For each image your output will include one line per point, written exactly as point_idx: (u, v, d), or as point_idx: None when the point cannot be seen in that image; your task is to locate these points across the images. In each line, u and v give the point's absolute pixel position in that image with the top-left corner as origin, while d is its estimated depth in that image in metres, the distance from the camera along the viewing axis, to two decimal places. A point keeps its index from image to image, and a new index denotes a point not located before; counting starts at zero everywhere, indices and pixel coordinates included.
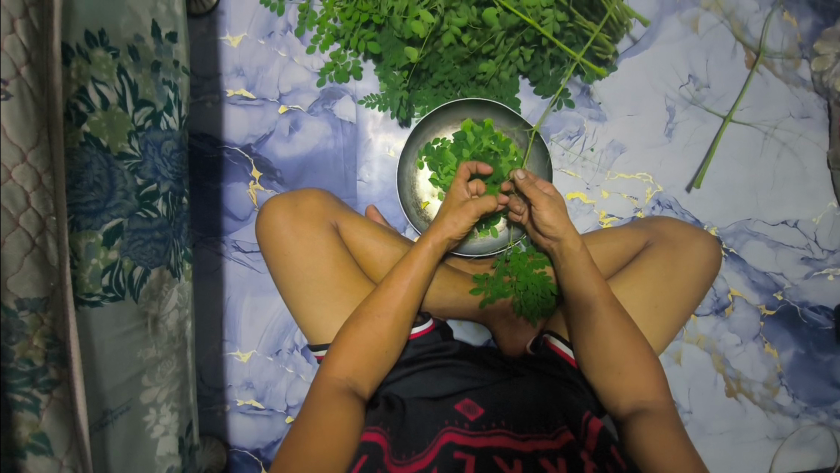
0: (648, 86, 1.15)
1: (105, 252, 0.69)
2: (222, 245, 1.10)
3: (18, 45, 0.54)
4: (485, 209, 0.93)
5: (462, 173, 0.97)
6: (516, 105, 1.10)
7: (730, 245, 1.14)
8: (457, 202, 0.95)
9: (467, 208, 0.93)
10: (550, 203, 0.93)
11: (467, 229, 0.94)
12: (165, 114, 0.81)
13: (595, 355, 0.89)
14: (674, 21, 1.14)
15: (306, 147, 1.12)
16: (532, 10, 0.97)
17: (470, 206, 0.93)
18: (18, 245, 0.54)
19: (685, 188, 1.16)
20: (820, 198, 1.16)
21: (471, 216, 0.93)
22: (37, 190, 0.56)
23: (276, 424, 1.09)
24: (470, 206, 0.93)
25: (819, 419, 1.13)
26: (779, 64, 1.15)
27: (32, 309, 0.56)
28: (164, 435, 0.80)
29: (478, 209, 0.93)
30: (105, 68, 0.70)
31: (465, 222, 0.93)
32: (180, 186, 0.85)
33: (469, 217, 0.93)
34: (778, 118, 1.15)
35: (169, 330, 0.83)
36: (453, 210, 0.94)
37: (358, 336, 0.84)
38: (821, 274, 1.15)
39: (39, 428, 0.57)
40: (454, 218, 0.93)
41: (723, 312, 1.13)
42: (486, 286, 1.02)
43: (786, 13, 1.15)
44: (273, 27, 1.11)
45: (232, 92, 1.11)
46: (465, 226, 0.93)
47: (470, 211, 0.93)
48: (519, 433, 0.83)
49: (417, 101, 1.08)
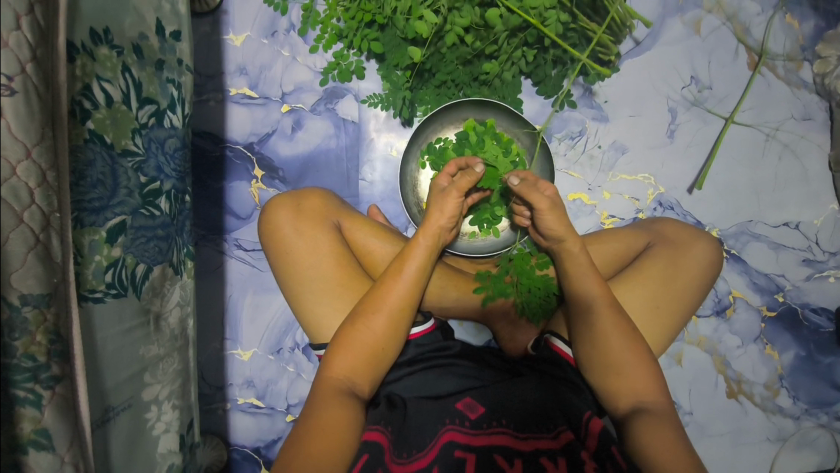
0: (650, 88, 1.15)
1: (108, 249, 0.70)
2: (224, 243, 1.10)
3: (23, 42, 0.54)
4: (467, 186, 0.92)
5: (448, 169, 0.97)
6: (518, 105, 1.10)
7: (731, 247, 1.14)
8: (438, 190, 0.96)
9: (449, 192, 0.93)
10: (550, 207, 0.92)
11: (453, 215, 0.94)
12: (168, 112, 0.81)
13: (595, 354, 0.89)
14: (676, 23, 1.14)
15: (308, 146, 1.12)
16: (534, 10, 0.97)
17: (451, 190, 0.93)
18: (21, 241, 0.55)
19: (686, 189, 1.16)
20: (822, 200, 1.15)
21: (455, 199, 0.93)
22: (41, 186, 0.56)
23: (277, 422, 1.09)
24: (451, 190, 0.93)
25: (820, 422, 1.13)
26: (781, 66, 1.15)
27: (35, 305, 0.56)
28: (165, 432, 0.80)
29: (460, 190, 0.93)
30: (110, 66, 0.70)
31: (451, 206, 0.93)
32: (183, 185, 0.85)
33: (454, 201, 0.93)
34: (780, 120, 1.15)
35: (171, 327, 0.83)
36: (437, 199, 0.94)
37: (355, 336, 0.84)
38: (823, 276, 1.15)
39: (41, 424, 0.57)
40: (441, 206, 0.93)
41: (724, 314, 1.13)
42: (488, 285, 1.03)
43: (788, 15, 1.15)
44: (276, 27, 1.12)
45: (235, 91, 1.11)
46: (451, 212, 0.93)
47: (453, 194, 0.93)
48: (519, 432, 0.83)
49: (420, 101, 1.08)
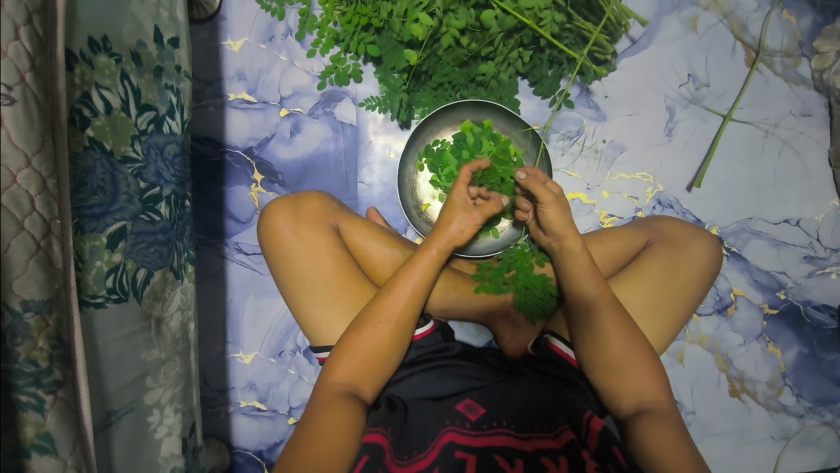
0: (647, 86, 1.15)
1: (109, 254, 0.70)
2: (224, 247, 1.11)
3: (22, 52, 0.55)
4: (489, 213, 0.95)
5: (466, 175, 0.95)
6: (515, 106, 1.10)
7: (732, 244, 1.14)
8: (462, 205, 0.95)
9: (475, 214, 0.94)
10: (555, 201, 0.93)
11: (470, 238, 0.95)
12: (168, 118, 0.82)
13: (596, 354, 0.89)
14: (673, 21, 1.14)
15: (307, 149, 1.13)
16: (530, 11, 0.97)
17: (476, 212, 0.95)
18: (22, 248, 0.55)
19: (685, 187, 1.16)
20: (823, 196, 1.15)
21: (477, 224, 0.94)
22: (41, 194, 0.57)
23: (279, 425, 1.10)
24: (476, 212, 0.95)
25: (823, 419, 1.12)
26: (779, 63, 1.14)
27: (36, 311, 0.57)
28: (167, 436, 0.81)
29: (482, 214, 0.95)
30: (109, 74, 0.71)
31: (470, 230, 0.94)
32: (183, 189, 0.86)
33: (475, 224, 0.94)
34: (778, 117, 1.15)
35: (173, 331, 0.83)
36: (456, 217, 0.94)
37: (359, 343, 0.85)
38: (824, 272, 1.14)
39: (44, 429, 0.58)
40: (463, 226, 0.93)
41: (726, 311, 1.13)
42: (486, 278, 1.03)
43: (785, 12, 1.15)
44: (273, 32, 1.13)
45: (234, 96, 1.12)
46: (468, 237, 0.94)
47: (475, 216, 0.94)
48: (520, 433, 0.84)
49: (417, 103, 1.09)
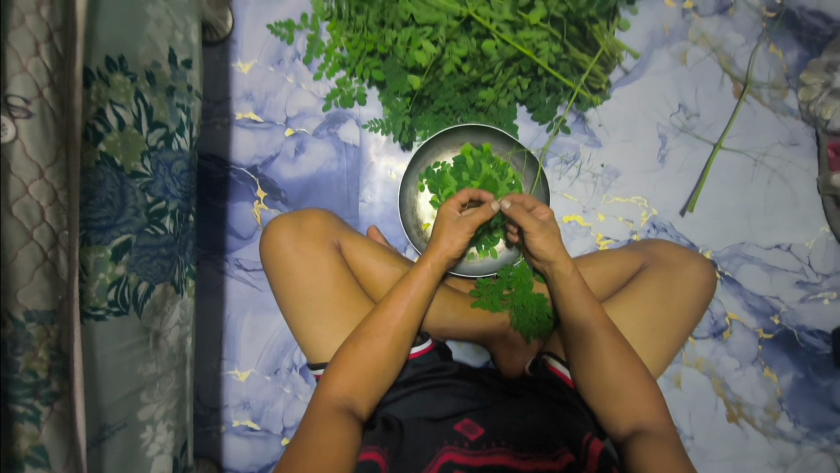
0: (640, 114, 1.19)
1: (112, 266, 0.72)
2: (224, 263, 1.13)
3: (42, 68, 0.57)
4: (479, 222, 0.95)
5: (460, 197, 0.98)
6: (514, 130, 1.14)
7: (724, 268, 1.16)
8: (448, 220, 0.97)
9: (462, 224, 0.95)
10: (541, 228, 0.94)
11: (463, 247, 0.96)
12: (177, 135, 0.84)
13: (592, 376, 0.90)
14: (664, 54, 1.19)
15: (310, 169, 1.16)
16: (528, 41, 1.01)
17: (464, 223, 0.95)
18: (29, 258, 0.57)
19: (678, 212, 1.18)
20: (813, 223, 1.17)
21: (466, 233, 0.95)
22: (52, 205, 0.58)
23: (272, 445, 1.09)
24: (464, 224, 0.95)
25: (821, 446, 1.11)
26: (766, 94, 1.19)
27: (39, 321, 0.58)
28: (158, 454, 0.81)
29: (472, 225, 0.95)
30: (123, 92, 0.73)
31: (460, 241, 0.95)
32: (187, 205, 0.88)
33: (464, 234, 0.95)
34: (768, 145, 1.18)
35: (170, 346, 0.84)
36: (446, 230, 0.95)
37: (357, 357, 0.85)
38: (817, 297, 1.15)
39: (38, 441, 0.58)
40: (451, 237, 0.95)
41: (721, 335, 1.14)
42: (483, 293, 1.04)
43: (772, 46, 1.19)
44: (281, 56, 1.16)
45: (241, 115, 1.16)
46: (460, 246, 0.95)
47: (465, 227, 0.95)
48: (519, 453, 0.85)
49: (419, 126, 1.12)
